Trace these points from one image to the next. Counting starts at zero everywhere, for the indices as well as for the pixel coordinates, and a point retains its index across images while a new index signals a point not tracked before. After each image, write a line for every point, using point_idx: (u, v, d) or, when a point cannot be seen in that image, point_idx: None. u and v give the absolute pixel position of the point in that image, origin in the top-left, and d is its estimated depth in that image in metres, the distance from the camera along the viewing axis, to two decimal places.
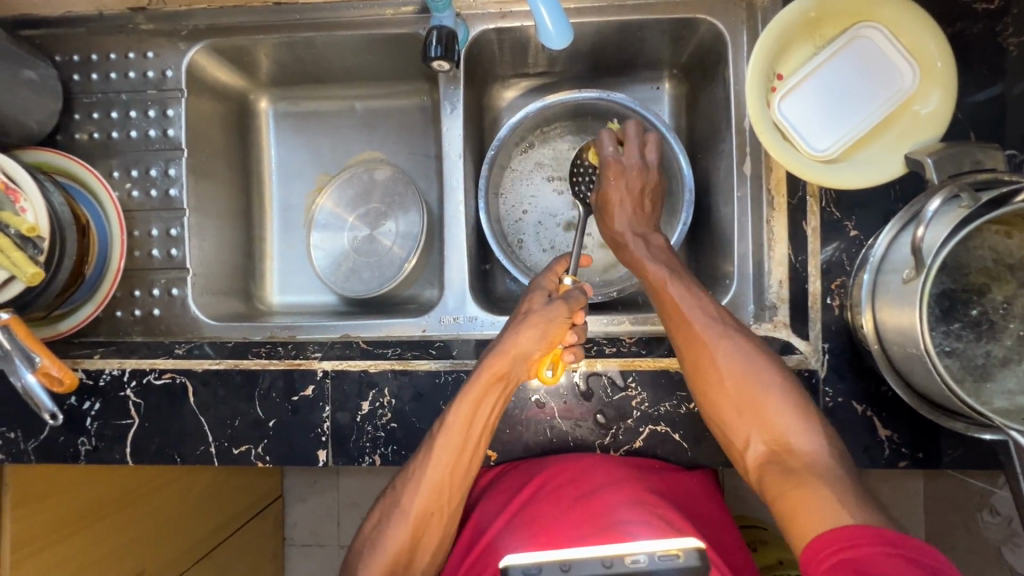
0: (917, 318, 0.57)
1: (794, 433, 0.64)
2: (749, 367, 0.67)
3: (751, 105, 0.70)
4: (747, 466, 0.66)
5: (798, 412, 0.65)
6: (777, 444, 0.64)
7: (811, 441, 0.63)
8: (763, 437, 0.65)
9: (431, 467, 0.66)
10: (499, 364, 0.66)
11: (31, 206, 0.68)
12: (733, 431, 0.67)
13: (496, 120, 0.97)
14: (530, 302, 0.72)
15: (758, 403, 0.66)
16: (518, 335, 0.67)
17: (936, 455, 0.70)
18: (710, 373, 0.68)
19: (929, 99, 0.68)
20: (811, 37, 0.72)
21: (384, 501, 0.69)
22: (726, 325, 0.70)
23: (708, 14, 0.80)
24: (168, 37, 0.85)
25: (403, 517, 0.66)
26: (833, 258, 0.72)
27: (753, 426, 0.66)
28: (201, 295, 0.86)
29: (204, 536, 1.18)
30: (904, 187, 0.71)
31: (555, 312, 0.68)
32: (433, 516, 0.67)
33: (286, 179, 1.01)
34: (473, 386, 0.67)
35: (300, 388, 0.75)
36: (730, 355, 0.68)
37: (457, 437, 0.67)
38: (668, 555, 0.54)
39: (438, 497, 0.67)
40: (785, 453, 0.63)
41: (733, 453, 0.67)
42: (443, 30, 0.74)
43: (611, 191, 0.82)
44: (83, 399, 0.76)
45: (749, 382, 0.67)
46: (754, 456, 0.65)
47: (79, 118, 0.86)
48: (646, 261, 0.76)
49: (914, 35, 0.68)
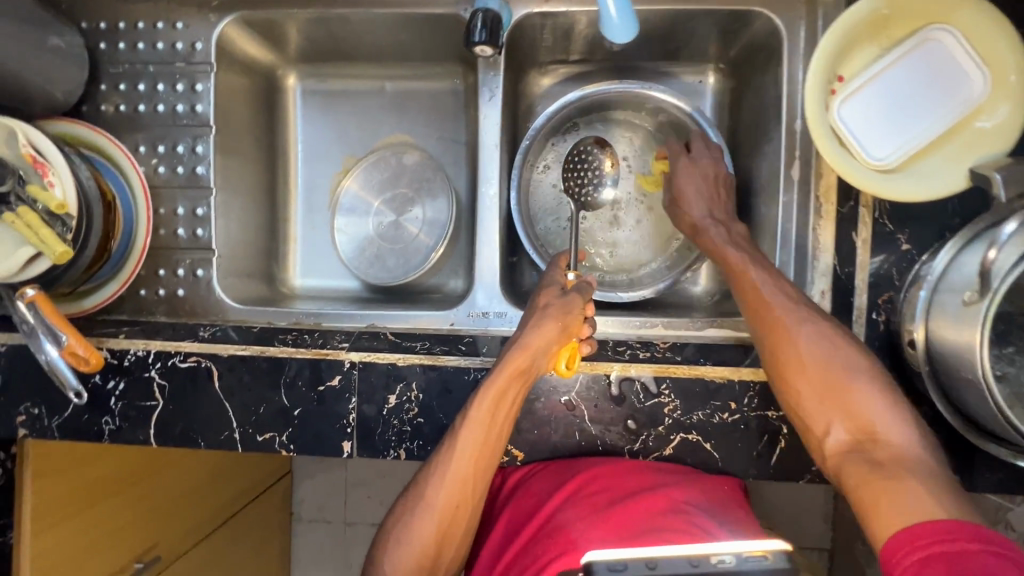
0: (977, 343, 0.54)
1: (882, 424, 0.59)
2: (829, 350, 0.63)
3: (810, 106, 0.66)
4: (824, 454, 0.61)
5: (884, 399, 0.60)
6: (862, 433, 0.59)
7: (899, 433, 0.58)
8: (847, 424, 0.60)
9: (455, 461, 0.66)
10: (519, 359, 0.66)
11: (59, 180, 0.65)
12: (810, 418, 0.63)
13: (531, 108, 0.94)
14: (544, 296, 0.71)
15: (841, 388, 0.61)
16: (539, 330, 0.66)
17: (972, 480, 0.68)
18: (790, 353, 0.64)
19: (997, 112, 0.64)
20: (877, 38, 0.68)
21: (406, 497, 0.68)
22: (808, 311, 0.66)
23: (766, 7, 0.76)
24: (199, 8, 0.82)
25: (429, 510, 0.65)
26: (881, 270, 0.70)
27: (834, 413, 0.61)
28: (225, 276, 0.85)
29: (215, 511, 1.20)
30: (962, 202, 0.68)
31: (571, 305, 0.68)
32: (458, 510, 0.66)
33: (311, 159, 0.99)
34: (495, 378, 0.66)
35: (326, 378, 0.74)
36: (812, 337, 0.64)
37: (479, 429, 0.66)
38: (754, 556, 0.50)
39: (462, 489, 0.66)
40: (870, 444, 0.58)
41: (811, 441, 0.63)
42: (489, 13, 0.71)
43: (684, 187, 0.81)
44: (108, 379, 0.76)
45: (831, 361, 0.63)
46: (834, 444, 0.60)
47: (105, 89, 0.83)
48: (726, 249, 0.73)
49: (989, 42, 0.64)
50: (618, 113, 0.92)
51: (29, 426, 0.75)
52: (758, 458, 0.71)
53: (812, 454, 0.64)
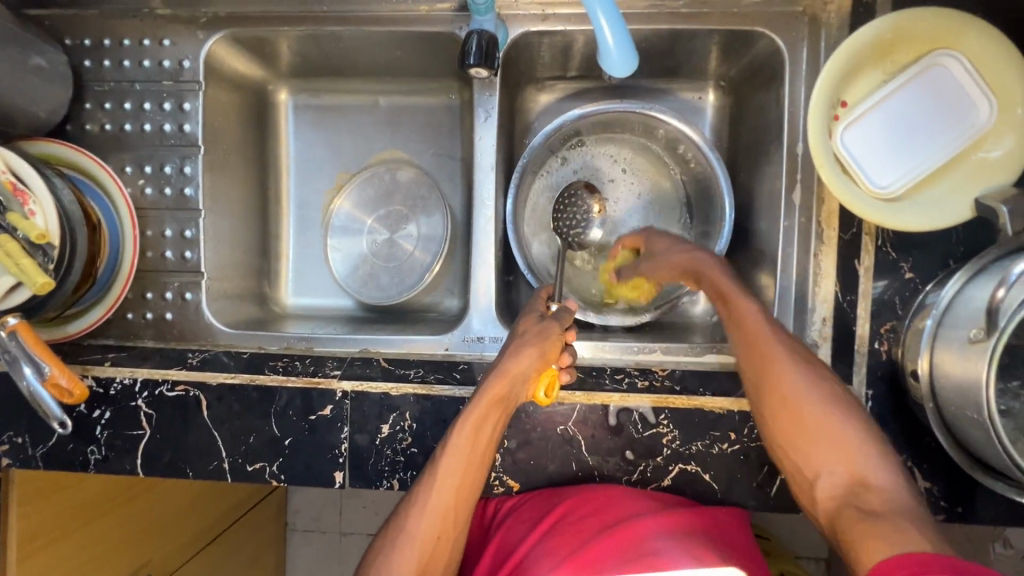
0: (984, 383, 0.53)
1: (872, 468, 0.57)
2: (816, 392, 0.62)
3: (812, 134, 0.65)
4: (818, 502, 0.59)
5: (875, 446, 0.58)
6: (854, 479, 0.57)
7: (890, 481, 0.56)
8: (839, 471, 0.58)
9: (436, 491, 0.64)
10: (498, 386, 0.64)
11: (41, 209, 0.63)
12: (804, 464, 0.60)
13: (528, 125, 0.92)
14: (526, 322, 0.69)
15: (823, 430, 0.60)
16: (516, 356, 0.64)
17: (974, 510, 0.68)
18: (784, 391, 0.62)
19: (1002, 142, 0.63)
20: (881, 63, 0.67)
21: (389, 527, 0.66)
22: (799, 349, 0.64)
23: (768, 28, 0.74)
24: (187, 25, 0.80)
25: (410, 541, 0.63)
26: (884, 298, 0.69)
27: (826, 459, 0.59)
28: (215, 299, 0.83)
29: (205, 527, 1.18)
30: (966, 230, 0.67)
31: (549, 331, 0.66)
32: (440, 541, 0.64)
33: (304, 175, 0.97)
34: (473, 408, 0.64)
35: (318, 408, 0.72)
36: (804, 378, 0.62)
37: (460, 457, 0.65)
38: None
39: (444, 520, 0.64)
40: (864, 490, 0.56)
41: (802, 487, 0.61)
42: (484, 35, 0.69)
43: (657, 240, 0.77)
44: (93, 408, 0.74)
45: (822, 405, 0.61)
46: (825, 491, 0.58)
47: (90, 108, 0.81)
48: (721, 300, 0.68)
49: (997, 69, 0.63)
50: (615, 132, 0.91)
51: (12, 456, 0.74)
52: (758, 489, 0.69)
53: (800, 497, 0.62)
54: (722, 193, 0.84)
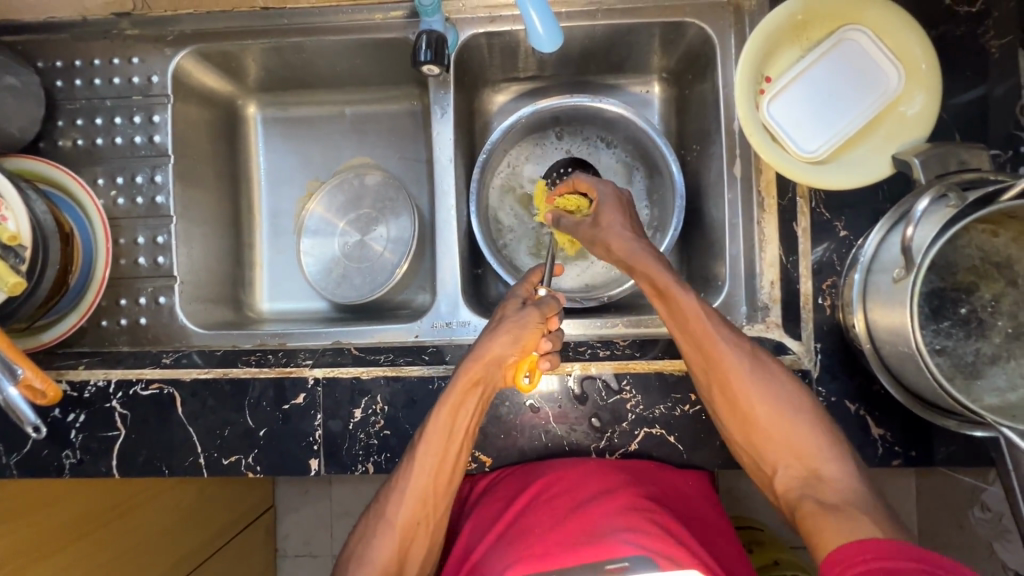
0: (908, 317, 0.57)
1: (823, 458, 0.63)
2: (773, 393, 0.66)
3: (740, 108, 0.70)
4: (776, 491, 0.66)
5: (823, 436, 0.64)
6: (807, 471, 0.64)
7: (840, 468, 0.62)
8: (792, 464, 0.65)
9: (416, 475, 0.66)
10: (474, 369, 0.66)
11: (13, 214, 0.66)
12: (763, 459, 0.66)
13: (487, 125, 0.97)
14: (506, 308, 0.71)
15: (785, 429, 0.65)
16: (491, 341, 0.67)
17: (928, 454, 0.70)
18: (740, 396, 0.66)
19: (914, 103, 0.69)
20: (798, 40, 0.73)
21: (369, 516, 0.68)
22: (746, 347, 0.67)
23: (697, 18, 0.81)
24: (155, 43, 0.84)
25: (389, 527, 0.65)
26: (824, 258, 0.73)
27: (782, 454, 0.65)
28: (189, 302, 0.85)
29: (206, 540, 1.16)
30: (892, 187, 0.72)
31: (527, 318, 0.68)
32: (420, 526, 0.66)
33: (275, 185, 1.00)
34: (449, 393, 0.66)
35: (291, 397, 0.74)
36: (755, 379, 0.66)
37: (438, 443, 0.66)
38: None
39: (424, 504, 0.66)
40: (815, 481, 0.63)
41: (762, 478, 0.67)
42: (433, 34, 0.74)
43: (604, 213, 0.73)
44: (68, 411, 0.75)
45: (778, 410, 0.65)
46: (783, 483, 0.65)
47: (62, 125, 0.84)
48: (651, 264, 0.68)
49: (900, 37, 0.69)
50: (571, 127, 0.96)
51: None
52: (721, 448, 0.72)
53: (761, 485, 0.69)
54: (673, 175, 0.88)
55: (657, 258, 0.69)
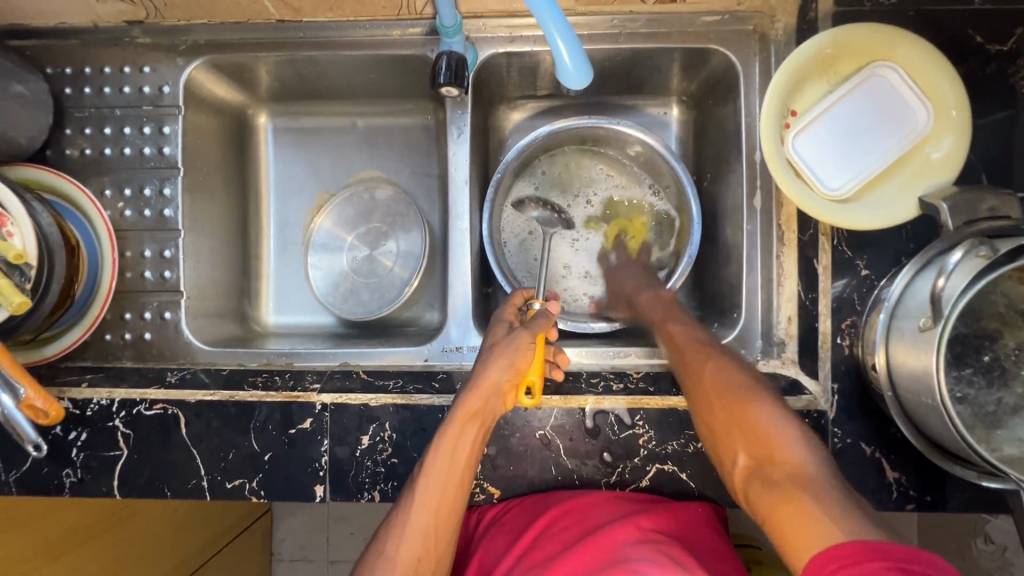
0: (934, 369, 0.56)
1: (780, 443, 0.56)
2: (734, 378, 0.63)
3: (765, 141, 0.69)
4: (737, 484, 0.58)
5: (784, 421, 0.58)
6: (764, 458, 0.56)
7: (795, 451, 0.55)
8: (748, 452, 0.58)
9: (416, 508, 0.63)
10: (472, 401, 0.65)
11: (19, 229, 0.65)
12: (723, 448, 0.60)
13: (502, 142, 0.96)
14: (497, 334, 0.70)
15: (741, 412, 0.60)
16: (485, 369, 0.66)
17: (943, 499, 0.69)
18: (710, 385, 0.64)
19: (941, 144, 0.68)
20: (826, 74, 0.72)
21: (366, 557, 0.63)
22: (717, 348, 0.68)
23: (722, 45, 0.79)
24: (167, 53, 0.82)
25: (389, 566, 0.60)
26: (843, 295, 0.72)
27: (737, 440, 0.59)
28: (195, 318, 0.84)
29: (202, 546, 1.15)
30: (916, 227, 0.71)
31: (517, 340, 0.67)
32: (422, 564, 0.61)
33: (284, 196, 0.98)
34: (449, 426, 0.65)
35: (298, 421, 0.72)
36: (726, 372, 0.64)
37: (438, 476, 0.64)
38: None
39: (425, 540, 0.62)
40: (768, 467, 0.55)
41: (726, 472, 0.60)
42: (453, 56, 0.73)
43: (620, 275, 0.88)
44: (69, 429, 0.73)
45: (738, 392, 0.62)
46: (741, 473, 0.58)
47: (70, 133, 0.82)
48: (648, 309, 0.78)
49: (931, 79, 0.68)
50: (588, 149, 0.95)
51: None
52: None
53: (733, 491, 0.61)
54: (691, 205, 0.86)
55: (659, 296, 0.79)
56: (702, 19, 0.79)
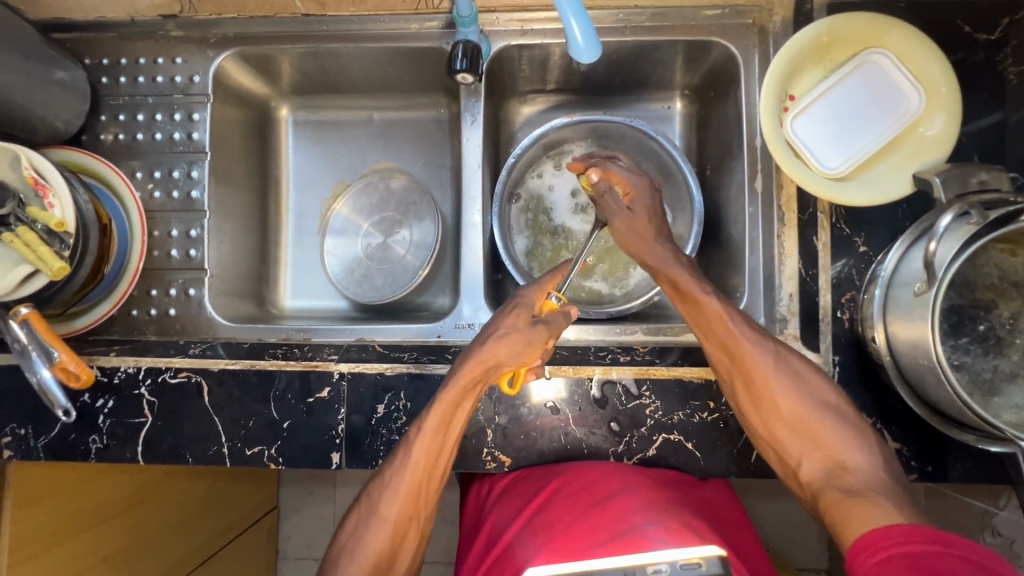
0: (929, 330, 0.59)
1: (847, 449, 0.63)
2: (799, 389, 0.66)
3: (764, 122, 0.72)
4: (803, 485, 0.64)
5: (852, 431, 0.64)
6: (832, 461, 0.63)
7: (864, 459, 0.62)
8: (817, 455, 0.64)
9: (408, 471, 0.66)
10: (474, 370, 0.65)
11: (60, 202, 0.69)
12: (786, 451, 0.66)
13: (512, 135, 1.00)
14: (515, 318, 0.67)
15: (807, 420, 0.65)
16: (497, 344, 0.65)
17: (944, 469, 0.71)
18: (759, 380, 0.66)
19: (934, 123, 0.71)
20: (821, 61, 0.76)
21: (360, 507, 0.67)
22: (773, 347, 0.67)
23: (722, 38, 0.83)
24: (198, 44, 0.87)
25: (382, 522, 0.65)
26: (843, 273, 0.75)
27: (807, 445, 0.65)
28: (217, 295, 0.87)
29: (215, 534, 1.14)
30: (911, 206, 0.74)
31: (533, 336, 0.65)
32: (411, 523, 0.66)
33: (302, 186, 1.02)
34: (448, 392, 0.65)
35: (315, 390, 0.75)
36: (772, 365, 0.66)
37: (431, 443, 0.66)
38: (689, 564, 0.55)
39: (416, 500, 0.66)
40: (840, 472, 0.62)
41: (787, 471, 0.66)
42: (468, 44, 0.78)
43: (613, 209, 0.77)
44: (97, 397, 0.76)
45: (803, 402, 0.65)
46: (808, 473, 0.64)
47: (105, 120, 0.87)
48: (672, 267, 0.72)
49: (920, 63, 0.71)
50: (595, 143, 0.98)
51: (14, 448, 0.76)
52: (738, 456, 0.72)
53: (789, 484, 0.67)
54: (693, 196, 0.89)
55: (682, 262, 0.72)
56: (704, 13, 0.83)
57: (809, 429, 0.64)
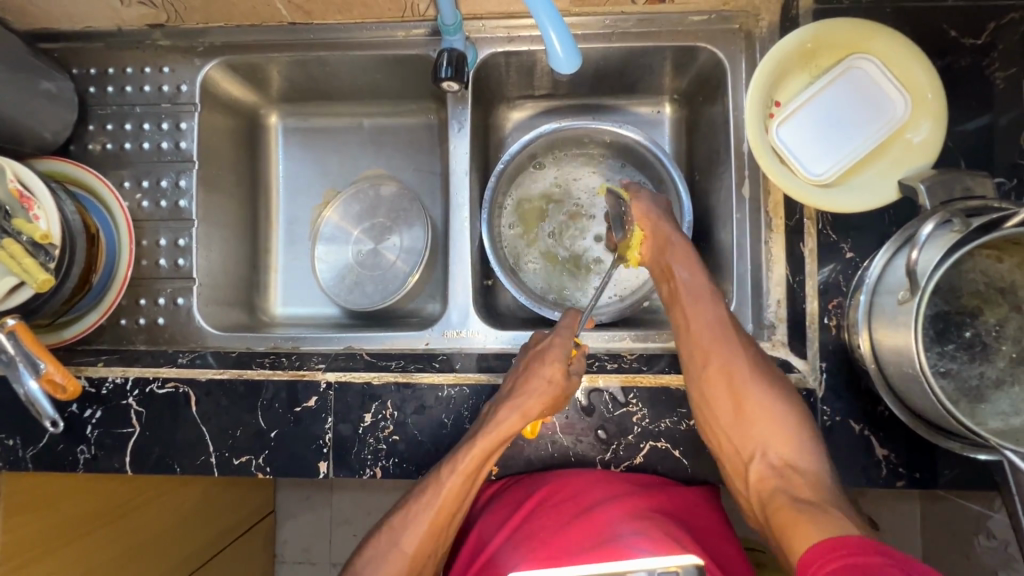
0: (912, 338, 0.58)
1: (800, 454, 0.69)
2: (767, 396, 0.71)
3: (750, 129, 0.72)
4: (749, 479, 0.71)
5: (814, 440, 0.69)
6: (782, 464, 0.69)
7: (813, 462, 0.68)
8: (771, 452, 0.70)
9: (430, 511, 0.69)
10: (514, 422, 0.68)
11: (45, 214, 0.69)
12: (741, 450, 0.71)
13: (502, 141, 1.00)
14: (552, 370, 0.69)
15: (766, 426, 0.70)
16: (536, 395, 0.68)
17: (932, 476, 0.71)
18: (734, 391, 0.72)
19: (920, 129, 0.71)
20: (807, 67, 0.76)
21: (377, 537, 0.71)
22: (753, 357, 0.73)
23: (709, 43, 0.83)
24: (185, 54, 0.88)
25: (399, 556, 0.69)
26: (830, 279, 0.75)
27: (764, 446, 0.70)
28: (206, 304, 0.87)
29: (214, 538, 1.14)
30: (898, 212, 0.74)
31: (570, 385, 0.69)
32: (428, 557, 0.70)
33: (292, 193, 1.02)
34: (485, 440, 0.68)
35: (303, 399, 0.75)
36: (749, 376, 0.72)
37: (461, 484, 0.69)
38: (668, 572, 0.59)
39: (435, 537, 0.70)
40: (791, 472, 0.68)
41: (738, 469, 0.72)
42: (453, 53, 0.78)
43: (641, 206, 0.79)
44: (85, 407, 0.77)
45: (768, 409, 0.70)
46: (757, 473, 0.70)
47: (93, 129, 0.88)
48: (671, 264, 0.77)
49: (905, 68, 0.71)
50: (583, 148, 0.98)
51: (3, 458, 0.77)
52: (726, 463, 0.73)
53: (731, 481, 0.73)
54: (682, 202, 0.88)
55: (684, 250, 0.78)
56: (690, 19, 0.83)
57: (772, 433, 0.70)
